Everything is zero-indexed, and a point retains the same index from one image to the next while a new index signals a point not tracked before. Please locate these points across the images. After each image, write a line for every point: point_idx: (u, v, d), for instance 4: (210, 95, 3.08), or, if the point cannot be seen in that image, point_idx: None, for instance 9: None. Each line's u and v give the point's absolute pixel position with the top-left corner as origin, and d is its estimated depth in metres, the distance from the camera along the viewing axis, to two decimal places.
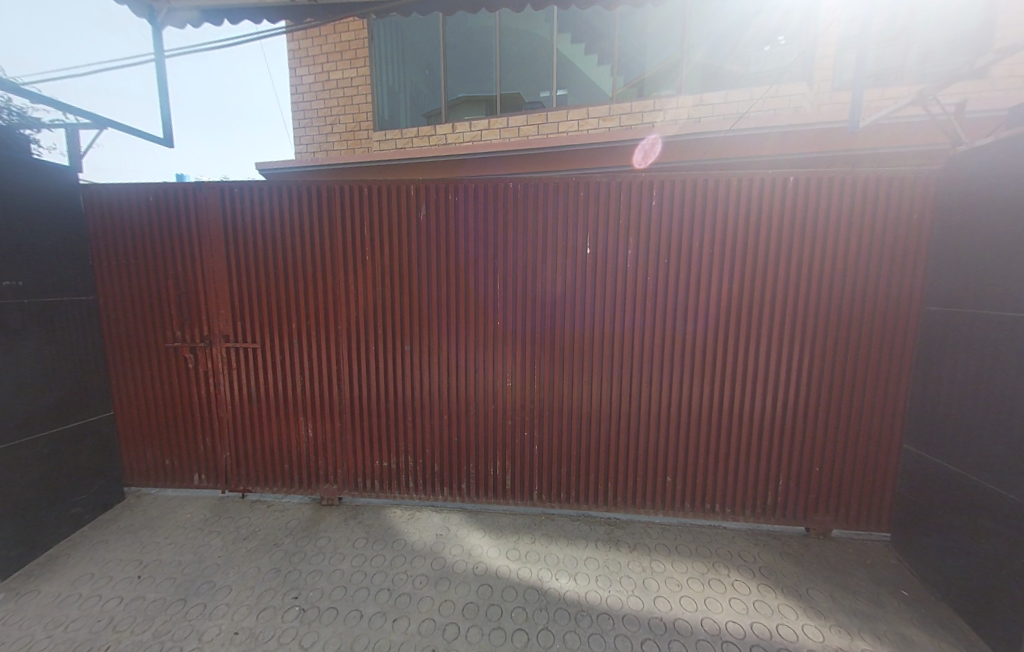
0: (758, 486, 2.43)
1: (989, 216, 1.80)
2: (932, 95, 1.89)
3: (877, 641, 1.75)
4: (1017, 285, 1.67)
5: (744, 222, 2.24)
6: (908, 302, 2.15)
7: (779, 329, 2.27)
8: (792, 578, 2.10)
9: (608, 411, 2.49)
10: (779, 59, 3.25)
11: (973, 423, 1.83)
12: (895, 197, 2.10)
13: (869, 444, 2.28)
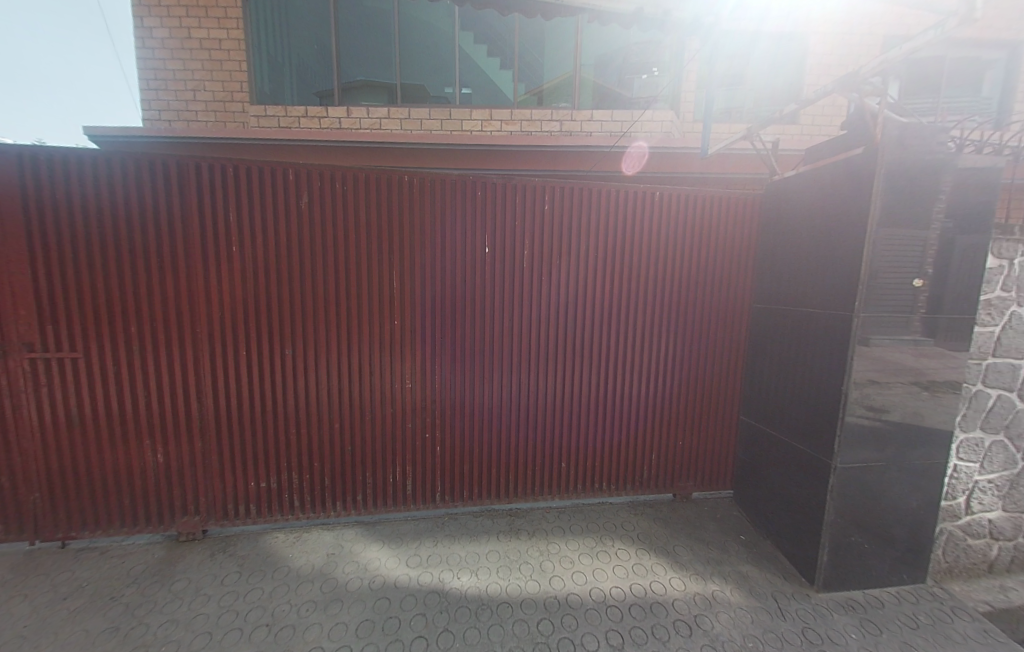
0: (638, 463, 2.73)
1: (791, 232, 2.30)
2: (755, 133, 2.36)
3: (723, 581, 2.12)
4: (808, 286, 2.17)
5: (621, 228, 2.50)
6: (741, 300, 2.63)
7: (651, 324, 2.59)
8: (663, 539, 2.41)
9: (508, 407, 2.56)
10: (654, 87, 3.71)
11: (784, 395, 2.31)
12: (733, 213, 2.55)
13: (718, 418, 2.73)
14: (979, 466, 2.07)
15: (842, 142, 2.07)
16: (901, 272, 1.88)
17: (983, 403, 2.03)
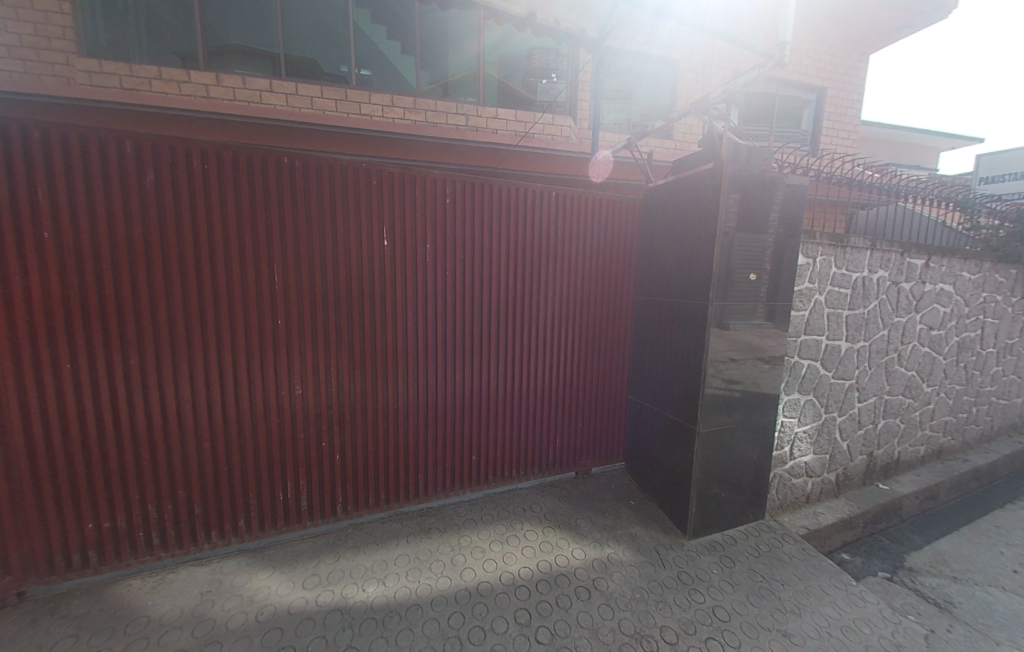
0: (544, 448, 2.89)
1: (662, 232, 2.63)
2: (633, 143, 2.64)
3: (616, 544, 2.36)
4: (674, 280, 2.50)
5: (519, 224, 2.59)
6: (627, 292, 2.93)
7: (549, 316, 2.76)
8: (567, 515, 2.59)
9: (414, 406, 2.49)
10: (554, 92, 3.92)
11: (660, 374, 2.64)
12: (618, 214, 2.82)
13: (611, 400, 3.02)
14: (797, 419, 2.59)
15: (699, 155, 2.42)
16: (741, 267, 2.27)
17: (799, 369, 2.55)
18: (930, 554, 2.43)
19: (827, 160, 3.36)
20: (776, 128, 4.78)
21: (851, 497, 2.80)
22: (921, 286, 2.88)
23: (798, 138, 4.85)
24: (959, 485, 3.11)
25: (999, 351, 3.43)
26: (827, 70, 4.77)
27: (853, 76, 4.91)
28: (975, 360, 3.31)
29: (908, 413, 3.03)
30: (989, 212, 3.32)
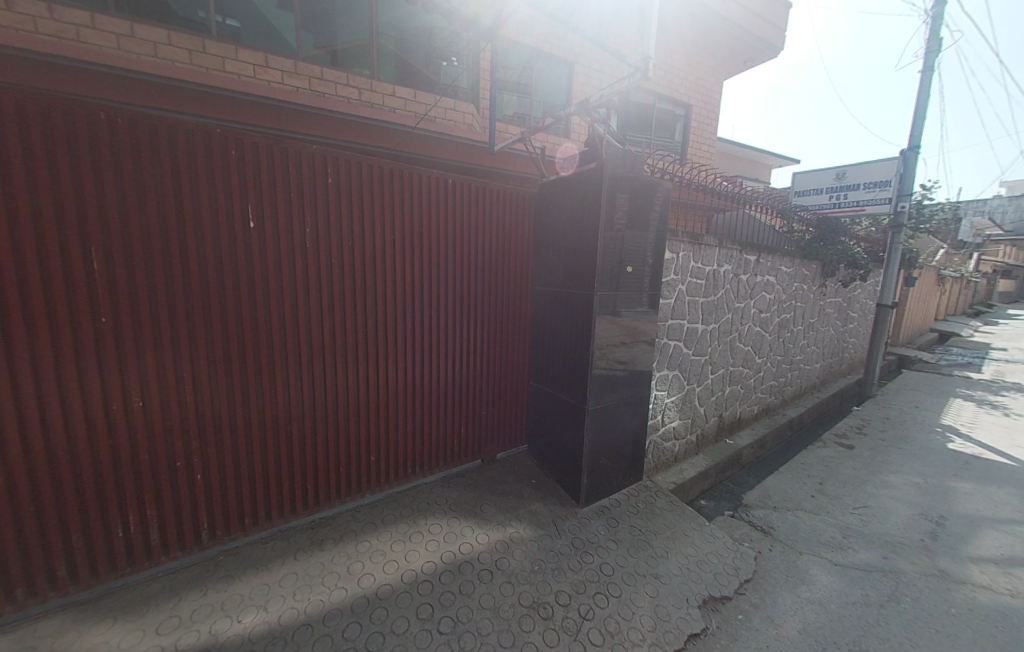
0: (449, 439, 2.87)
1: (553, 225, 2.76)
2: (527, 137, 2.71)
3: (517, 523, 2.46)
4: (565, 271, 2.65)
5: (416, 211, 2.48)
6: (525, 282, 3.02)
7: (452, 306, 2.73)
8: (471, 502, 2.62)
9: (303, 409, 2.23)
10: (456, 76, 3.82)
11: (555, 360, 2.80)
12: (515, 206, 2.88)
13: (513, 386, 3.12)
14: (666, 392, 3.01)
15: (584, 154, 2.59)
16: (619, 260, 2.51)
17: (667, 349, 2.94)
18: (759, 490, 3.07)
19: (689, 168, 3.90)
20: (654, 137, 5.39)
21: (708, 452, 3.36)
22: (754, 277, 3.55)
23: (671, 147, 5.54)
24: (780, 433, 3.97)
25: (804, 327, 4.44)
26: (691, 90, 5.52)
27: (710, 98, 5.78)
28: (790, 335, 4.23)
29: (746, 380, 3.75)
30: (799, 219, 4.22)
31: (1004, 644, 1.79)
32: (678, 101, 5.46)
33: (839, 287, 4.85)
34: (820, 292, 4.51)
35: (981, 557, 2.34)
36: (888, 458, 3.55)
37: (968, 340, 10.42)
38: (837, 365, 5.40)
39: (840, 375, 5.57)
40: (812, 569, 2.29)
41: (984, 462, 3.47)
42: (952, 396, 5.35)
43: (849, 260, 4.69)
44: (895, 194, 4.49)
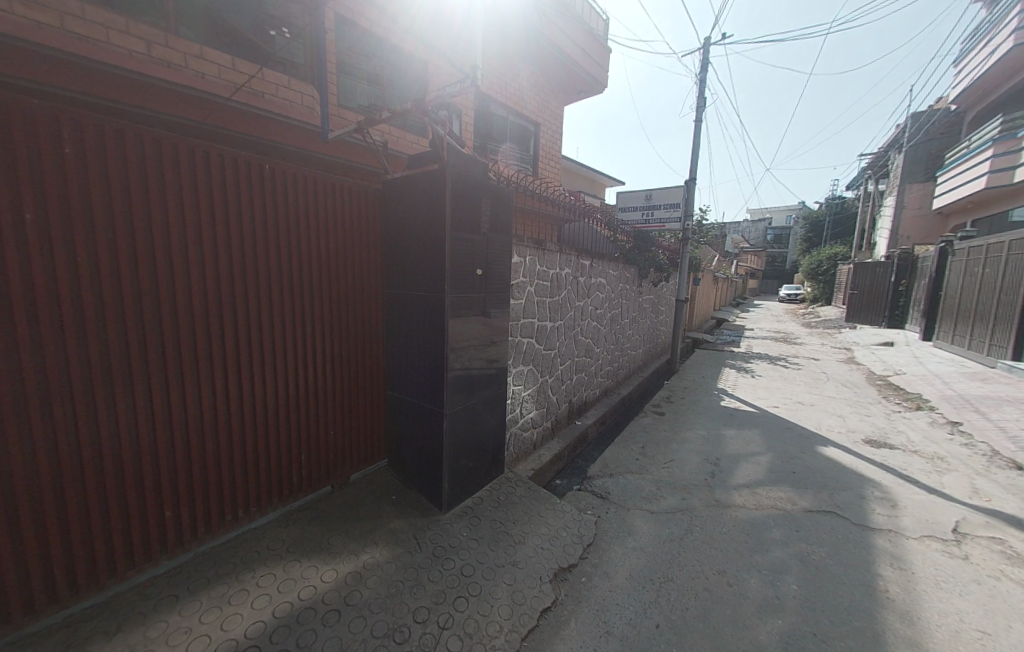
0: (290, 468, 2.42)
1: (401, 223, 2.61)
2: (364, 128, 2.53)
3: (373, 548, 2.24)
4: (414, 271, 2.55)
5: (230, 188, 1.98)
6: (375, 284, 2.77)
7: (292, 307, 2.31)
8: (317, 537, 2.25)
9: (43, 469, 1.52)
10: (290, 51, 3.28)
11: (410, 366, 2.67)
12: (357, 199, 2.60)
13: (368, 398, 2.84)
14: (523, 385, 3.23)
15: (428, 154, 2.53)
16: (468, 262, 2.53)
17: (520, 345, 3.17)
18: (601, 462, 3.54)
19: (533, 180, 4.28)
20: (508, 149, 5.78)
21: (562, 436, 3.74)
22: (590, 278, 4.12)
23: (523, 160, 6.03)
24: (616, 410, 4.70)
25: (630, 319, 5.37)
26: (537, 111, 6.12)
27: (553, 122, 6.53)
28: (620, 327, 5.05)
29: (589, 368, 4.32)
30: (624, 231, 5.07)
31: (748, 546, 2.47)
32: (526, 120, 5.99)
33: (652, 286, 6.04)
34: (640, 290, 5.53)
35: (738, 483, 3.19)
36: (686, 419, 4.57)
37: (734, 324, 14.41)
38: (655, 349, 6.73)
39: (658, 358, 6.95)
40: (636, 521, 2.74)
41: (740, 412, 4.78)
42: (726, 367, 7.24)
43: (658, 265, 5.89)
44: (684, 215, 5.83)
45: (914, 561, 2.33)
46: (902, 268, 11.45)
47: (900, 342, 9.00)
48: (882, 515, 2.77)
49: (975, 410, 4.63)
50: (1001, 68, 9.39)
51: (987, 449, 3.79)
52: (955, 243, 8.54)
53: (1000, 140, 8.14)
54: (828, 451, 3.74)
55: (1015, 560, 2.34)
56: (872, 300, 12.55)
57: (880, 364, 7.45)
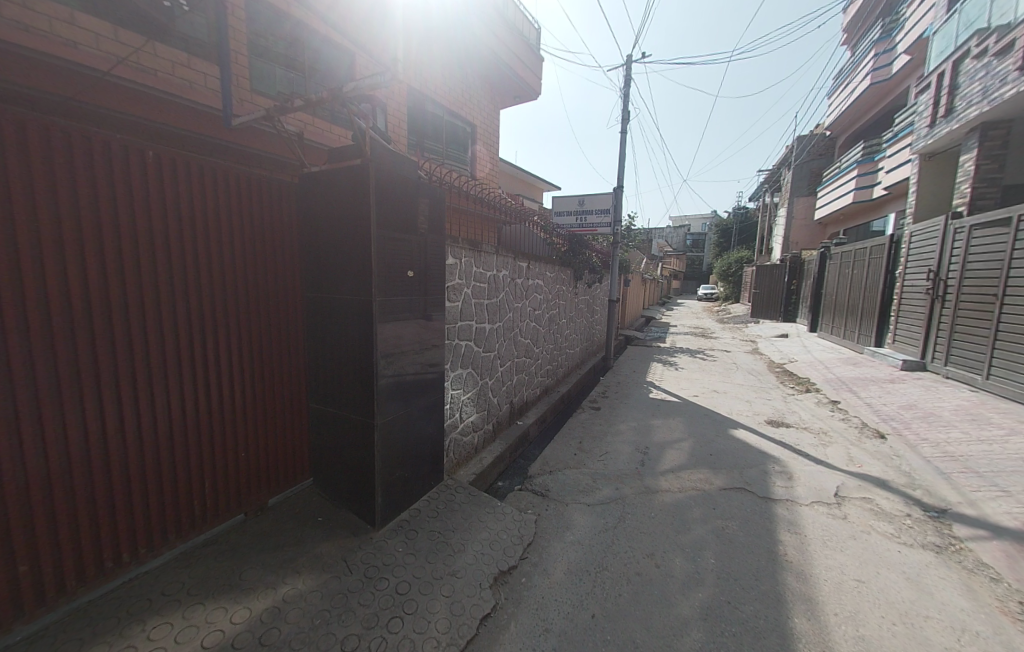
0: (192, 497, 2.10)
1: (320, 220, 2.41)
2: (274, 115, 2.29)
3: (295, 578, 2.02)
4: (336, 272, 2.36)
5: (102, 171, 1.65)
6: (291, 287, 2.51)
7: (189, 314, 2.00)
8: (227, 573, 1.98)
9: None
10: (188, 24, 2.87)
11: (335, 375, 2.47)
12: (267, 193, 2.34)
13: (286, 412, 2.58)
14: (462, 389, 3.18)
15: (349, 148, 2.36)
16: (398, 263, 2.41)
17: (458, 348, 3.11)
18: (541, 460, 3.61)
19: (468, 181, 4.26)
20: (444, 150, 5.72)
21: (503, 437, 3.74)
22: (528, 279, 4.19)
23: (458, 159, 5.99)
24: (556, 408, 4.84)
25: (568, 319, 5.59)
26: (471, 112, 6.12)
27: (488, 125, 6.61)
28: (558, 327, 5.23)
29: (529, 368, 4.40)
30: (559, 234, 5.24)
31: (674, 528, 2.65)
32: (461, 122, 5.98)
33: (587, 288, 6.34)
34: (575, 291, 5.77)
35: (664, 469, 3.44)
36: (620, 412, 4.84)
37: (661, 322, 15.68)
38: (591, 347, 7.07)
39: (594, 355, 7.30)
40: (574, 516, 2.81)
41: (666, 402, 5.18)
42: (654, 361, 7.82)
43: (591, 267, 6.20)
44: (613, 220, 6.22)
45: (805, 524, 2.69)
46: (793, 269, 13.25)
47: (793, 334, 10.44)
48: (781, 486, 3.15)
49: (848, 389, 5.51)
50: (861, 102, 11.31)
51: (857, 422, 4.52)
52: (831, 249, 10.13)
53: (860, 163, 9.83)
54: (738, 433, 4.19)
55: (877, 514, 2.80)
56: (772, 298, 14.44)
57: (779, 353, 8.58)
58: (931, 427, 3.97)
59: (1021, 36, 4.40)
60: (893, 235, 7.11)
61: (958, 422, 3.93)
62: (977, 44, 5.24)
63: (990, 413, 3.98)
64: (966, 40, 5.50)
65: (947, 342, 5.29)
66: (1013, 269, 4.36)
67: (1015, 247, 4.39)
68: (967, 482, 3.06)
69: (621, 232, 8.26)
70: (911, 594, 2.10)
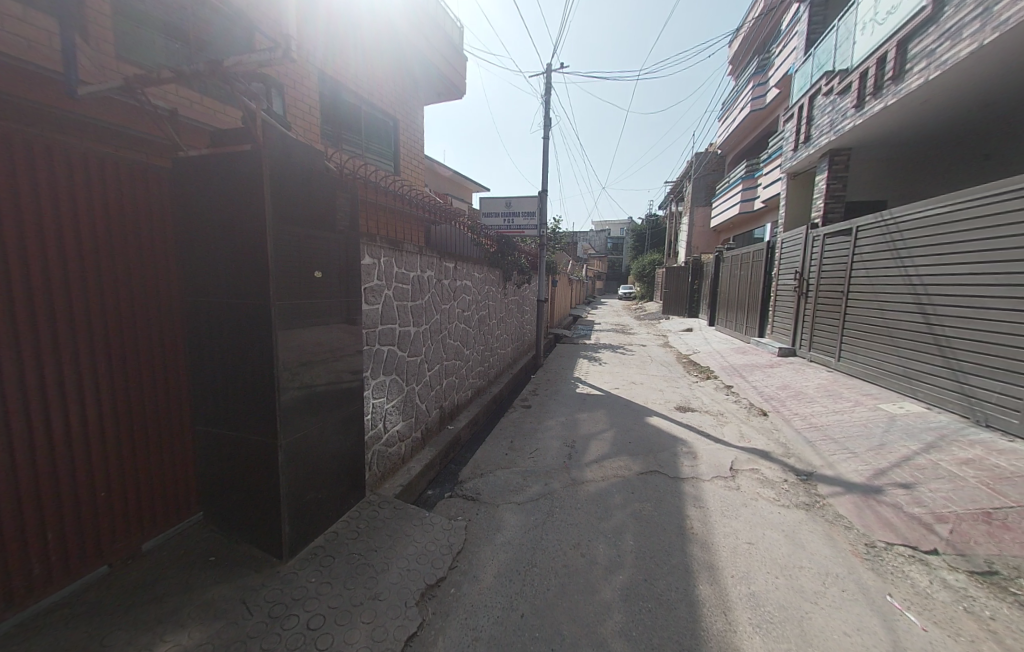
0: (31, 555, 1.64)
1: (205, 210, 2.07)
2: (136, 86, 1.91)
3: (178, 631, 1.70)
4: (227, 272, 2.05)
5: None
6: (166, 289, 2.12)
7: (23, 321, 1.55)
8: (82, 641, 1.59)
9: None
10: None
11: (229, 391, 2.14)
12: (130, 177, 1.94)
13: (166, 438, 2.18)
14: (385, 397, 3.01)
15: (236, 131, 2.05)
16: (304, 261, 2.18)
17: (380, 354, 2.94)
18: (472, 463, 3.56)
19: (390, 176, 4.04)
20: (362, 142, 5.40)
21: (433, 444, 3.63)
22: (456, 280, 4.13)
23: (377, 153, 5.69)
24: (489, 409, 4.83)
25: (498, 319, 5.65)
26: (390, 104, 5.84)
27: (412, 120, 6.40)
28: (488, 327, 5.25)
29: (459, 370, 4.34)
30: (488, 235, 5.24)
31: (600, 516, 2.79)
32: (381, 113, 5.69)
33: (516, 288, 6.45)
34: (504, 292, 5.83)
35: (590, 460, 3.61)
36: (549, 408, 5.00)
37: (585, 320, 16.55)
38: (522, 346, 7.22)
39: (525, 353, 7.45)
40: (505, 517, 2.80)
41: (591, 396, 5.48)
42: (581, 357, 8.22)
43: (519, 267, 6.32)
44: (539, 223, 6.42)
45: (708, 498, 3.01)
46: (695, 270, 14.96)
47: (698, 327, 11.79)
48: (688, 465, 3.50)
49: (739, 374, 6.36)
50: (745, 126, 13.16)
51: (746, 402, 5.23)
52: (723, 253, 11.65)
53: (744, 180, 11.46)
54: (653, 420, 4.58)
55: (762, 482, 3.25)
56: (679, 296, 16.17)
57: (686, 345, 9.61)
58: (800, 403, 4.75)
59: (856, 81, 5.46)
60: (769, 242, 8.38)
61: (818, 398, 4.76)
62: (825, 85, 6.39)
63: (841, 388, 4.88)
64: (818, 81, 6.68)
65: (810, 331, 6.38)
66: (853, 271, 5.40)
67: (854, 253, 5.44)
68: (826, 447, 3.69)
69: (548, 234, 8.56)
70: (790, 549, 2.46)
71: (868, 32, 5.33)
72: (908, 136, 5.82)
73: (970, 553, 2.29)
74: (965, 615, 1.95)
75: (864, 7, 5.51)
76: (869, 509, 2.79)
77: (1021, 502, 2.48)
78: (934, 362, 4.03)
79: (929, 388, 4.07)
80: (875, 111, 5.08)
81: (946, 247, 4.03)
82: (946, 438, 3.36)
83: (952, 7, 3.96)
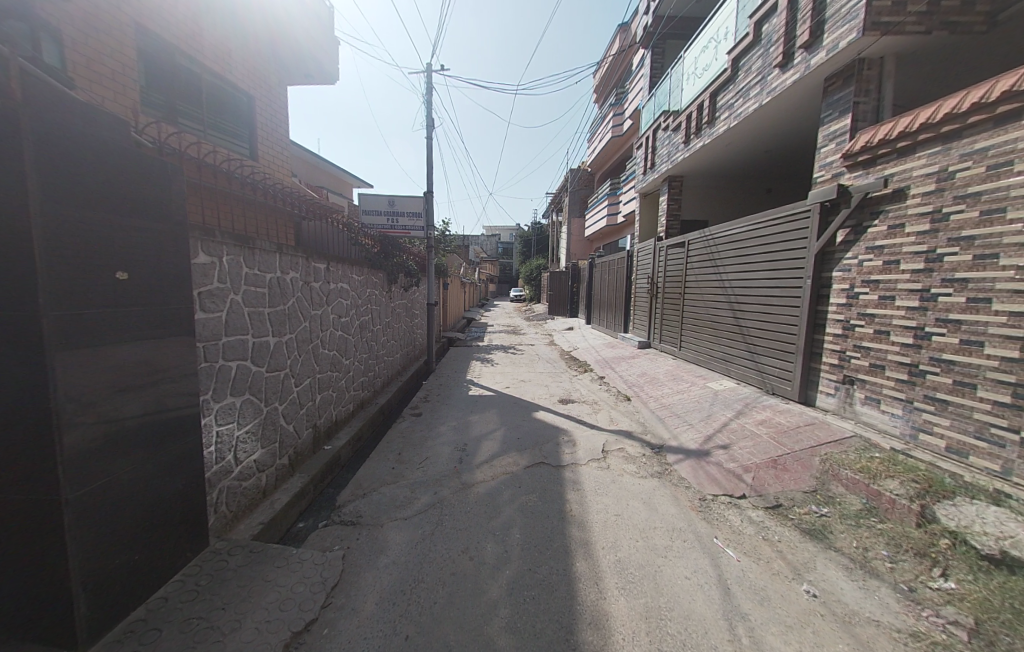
0: None
1: None
2: None
3: None
4: None
5: None
6: None
7: None
8: None
9: None
10: None
11: None
12: None
13: None
14: (235, 423, 2.55)
15: None
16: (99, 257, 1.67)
17: (227, 372, 2.48)
18: (353, 484, 3.26)
19: (239, 162, 3.45)
20: (197, 114, 4.48)
21: (304, 469, 3.22)
22: (328, 284, 3.78)
23: (222, 130, 4.78)
24: (374, 421, 4.52)
25: (383, 326, 5.34)
26: (239, 76, 4.99)
27: (271, 98, 5.58)
28: (371, 334, 4.92)
29: (336, 383, 3.95)
30: (368, 234, 4.91)
31: (490, 516, 2.82)
32: (229, 86, 4.86)
33: (403, 292, 6.20)
34: (390, 295, 5.55)
35: (480, 461, 3.65)
36: (441, 414, 4.91)
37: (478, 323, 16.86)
38: (412, 352, 6.95)
39: (415, 359, 7.20)
40: (390, 536, 2.62)
41: (482, 397, 5.57)
42: (474, 360, 8.33)
43: (405, 269, 6.09)
44: (425, 224, 6.33)
45: (584, 480, 3.31)
46: (574, 274, 16.65)
47: (578, 326, 13.12)
48: (568, 453, 3.81)
49: (611, 367, 7.23)
50: (608, 151, 15.22)
51: (616, 391, 5.97)
52: (596, 259, 13.18)
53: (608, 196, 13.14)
54: (539, 414, 4.88)
55: (627, 459, 3.72)
56: (561, 298, 17.64)
57: (568, 343, 10.52)
58: (655, 387, 5.63)
59: (685, 121, 6.74)
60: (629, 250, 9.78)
61: (667, 381, 5.72)
62: (664, 122, 7.75)
63: (683, 372, 5.96)
64: (659, 117, 8.05)
65: (660, 326, 7.64)
66: (688, 276, 6.67)
67: (687, 261, 6.71)
68: (674, 422, 4.45)
69: (437, 236, 8.47)
70: (647, 514, 2.86)
71: (691, 83, 6.63)
72: (720, 170, 7.45)
73: (765, 493, 3.01)
74: (763, 542, 2.54)
75: (688, 62, 6.83)
76: (702, 469, 3.44)
77: (793, 448, 3.37)
78: (739, 348, 5.21)
79: (736, 368, 5.27)
80: (698, 147, 6.33)
81: (743, 257, 5.25)
82: (749, 405, 4.37)
83: (742, 73, 5.18)
